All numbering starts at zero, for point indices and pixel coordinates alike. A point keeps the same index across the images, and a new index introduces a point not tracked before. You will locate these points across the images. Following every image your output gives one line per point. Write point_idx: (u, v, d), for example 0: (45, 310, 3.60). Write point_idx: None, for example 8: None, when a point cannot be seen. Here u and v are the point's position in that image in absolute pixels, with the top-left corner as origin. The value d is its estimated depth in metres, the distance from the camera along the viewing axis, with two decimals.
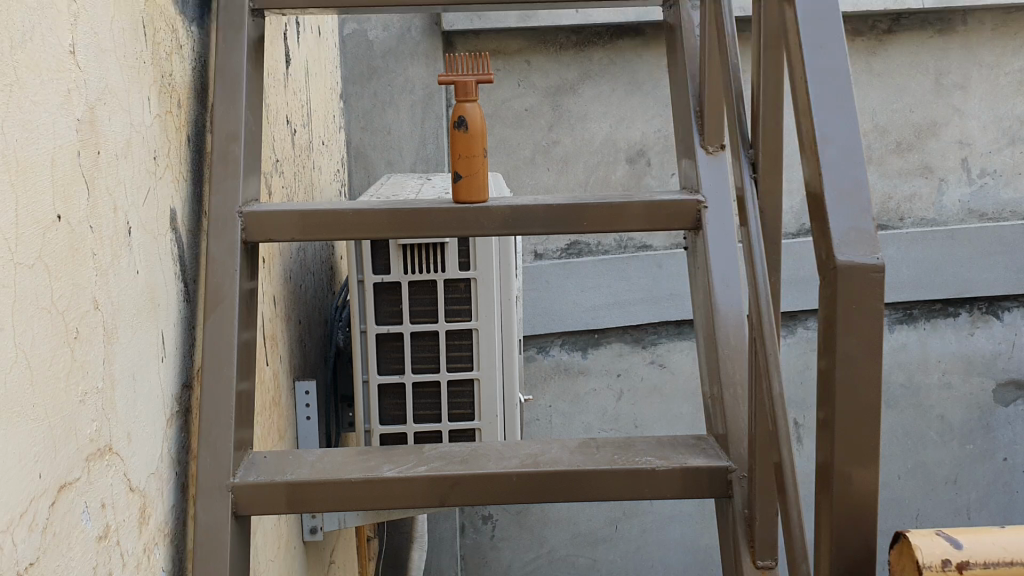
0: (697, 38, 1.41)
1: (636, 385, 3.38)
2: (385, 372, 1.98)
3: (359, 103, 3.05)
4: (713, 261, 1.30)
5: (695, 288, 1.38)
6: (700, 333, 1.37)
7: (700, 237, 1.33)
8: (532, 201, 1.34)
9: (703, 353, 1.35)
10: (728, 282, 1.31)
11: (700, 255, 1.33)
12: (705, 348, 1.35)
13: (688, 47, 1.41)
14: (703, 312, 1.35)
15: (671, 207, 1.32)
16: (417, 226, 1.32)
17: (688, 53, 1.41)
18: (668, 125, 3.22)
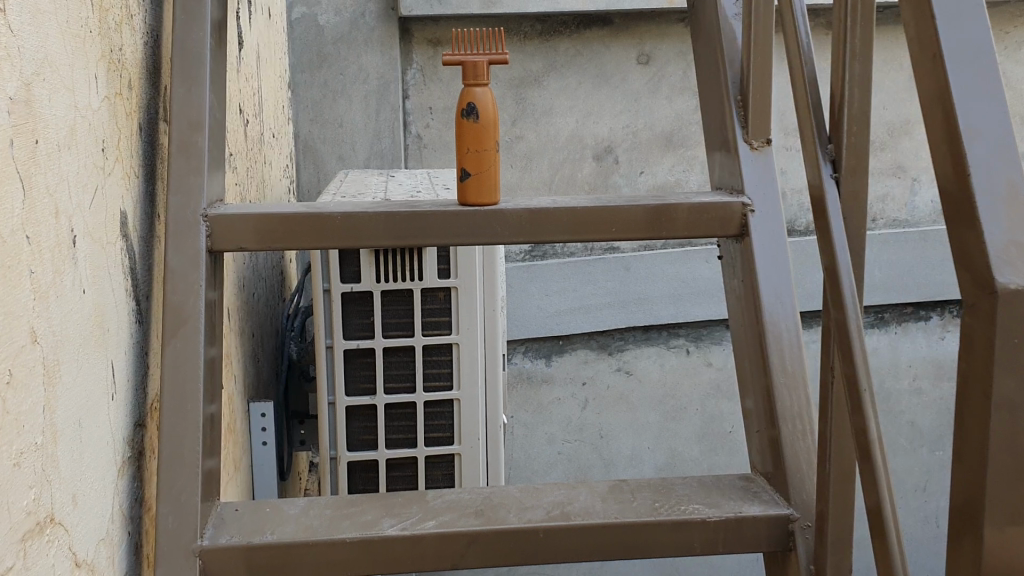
0: (734, 19, 1.24)
1: (602, 393, 3.22)
2: (354, 392, 1.77)
3: (307, 92, 2.82)
4: (761, 273, 1.14)
5: (735, 303, 1.22)
6: (739, 356, 1.20)
7: (744, 246, 1.16)
8: (550, 202, 1.14)
9: (745, 379, 1.18)
10: (780, 298, 1.14)
11: (743, 265, 1.17)
12: (747, 375, 1.18)
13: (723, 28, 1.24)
14: (746, 333, 1.18)
15: (711, 211, 1.15)
16: (419, 233, 1.11)
17: (725, 35, 1.23)
18: (636, 121, 3.07)
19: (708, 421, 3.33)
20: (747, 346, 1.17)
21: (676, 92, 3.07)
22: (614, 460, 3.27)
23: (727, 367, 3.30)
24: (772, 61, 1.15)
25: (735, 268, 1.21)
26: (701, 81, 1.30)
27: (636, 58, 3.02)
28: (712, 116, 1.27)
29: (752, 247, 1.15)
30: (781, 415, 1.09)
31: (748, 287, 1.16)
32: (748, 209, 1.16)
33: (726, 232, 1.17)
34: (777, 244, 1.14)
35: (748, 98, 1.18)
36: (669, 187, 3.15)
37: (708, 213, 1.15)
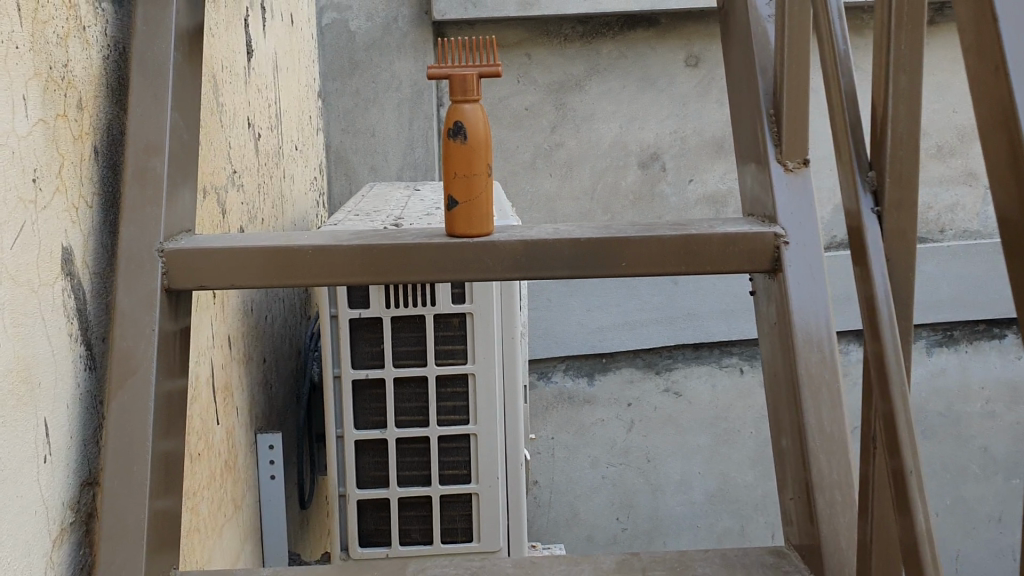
0: (767, 20, 1.09)
1: (649, 414, 3.06)
2: (364, 426, 1.65)
3: (339, 101, 2.73)
4: (795, 316, 0.97)
5: (769, 347, 1.05)
6: (774, 405, 1.04)
7: (776, 282, 1.00)
8: (552, 232, 1.01)
9: (782, 435, 1.01)
10: (819, 344, 0.97)
11: (776, 303, 1.00)
12: (783, 430, 1.01)
13: (756, 33, 1.08)
14: (780, 382, 1.01)
15: (737, 243, 0.99)
16: (400, 268, 0.98)
17: (757, 40, 1.07)
18: (684, 126, 2.91)
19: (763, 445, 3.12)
20: (781, 398, 1.01)
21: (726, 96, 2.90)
22: (662, 485, 3.10)
23: None
24: (808, 69, 0.99)
25: (768, 307, 1.05)
26: (733, 92, 1.14)
27: (684, 60, 2.86)
28: (744, 133, 1.11)
29: (786, 285, 0.98)
30: (818, 485, 0.92)
31: (782, 330, 1.00)
32: (780, 239, 0.99)
33: (756, 268, 1.00)
34: (816, 281, 0.98)
35: (781, 113, 1.02)
36: (720, 196, 2.97)
37: (733, 246, 0.99)
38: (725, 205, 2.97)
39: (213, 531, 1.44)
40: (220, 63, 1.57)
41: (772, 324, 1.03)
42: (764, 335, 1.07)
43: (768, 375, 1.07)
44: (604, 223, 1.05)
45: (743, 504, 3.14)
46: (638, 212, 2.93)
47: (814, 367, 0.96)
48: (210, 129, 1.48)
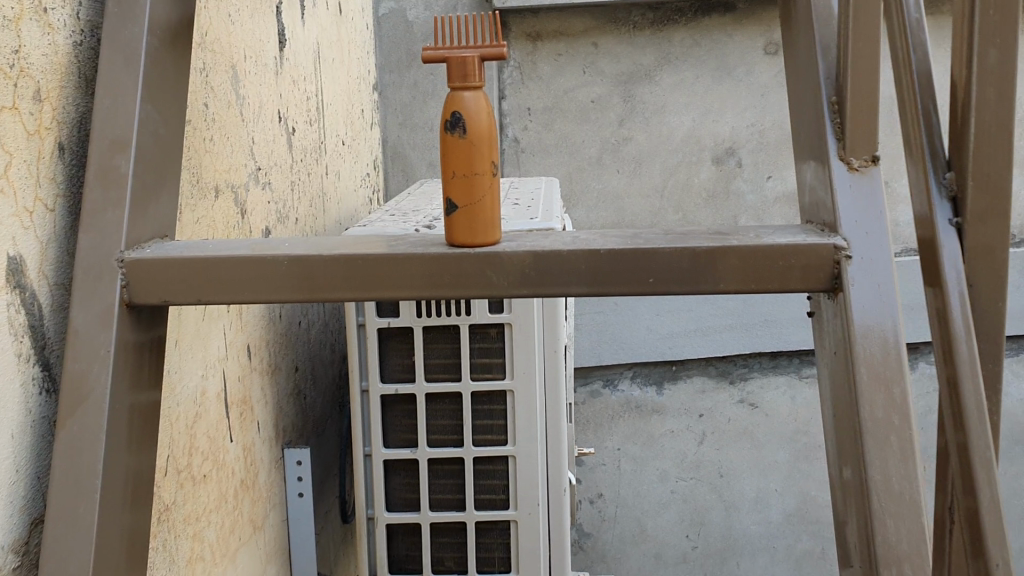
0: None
1: (722, 426, 2.87)
2: (394, 444, 1.54)
3: (397, 95, 2.64)
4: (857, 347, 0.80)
5: (828, 381, 0.87)
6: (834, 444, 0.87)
7: (838, 304, 0.82)
8: (566, 241, 0.86)
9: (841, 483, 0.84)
10: (886, 380, 0.79)
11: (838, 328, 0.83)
12: (844, 481, 0.84)
13: (817, 4, 0.90)
14: (839, 424, 0.84)
15: (788, 255, 0.82)
16: (388, 282, 0.85)
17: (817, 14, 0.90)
18: (764, 119, 2.70)
19: None
20: (841, 441, 0.83)
21: None
22: (737, 503, 2.91)
23: None
24: (877, 44, 0.82)
25: (830, 334, 0.87)
26: (790, 74, 0.96)
27: (763, 47, 2.66)
28: (801, 122, 0.93)
29: (849, 308, 0.80)
30: (883, 559, 0.75)
31: (842, 364, 0.82)
32: (842, 251, 0.81)
33: (812, 287, 0.82)
34: (886, 304, 0.80)
35: (843, 100, 0.84)
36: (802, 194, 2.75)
37: (783, 260, 0.82)
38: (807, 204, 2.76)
39: (224, 555, 1.34)
40: (243, 52, 1.46)
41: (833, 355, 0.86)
42: (824, 365, 0.90)
43: (826, 411, 0.90)
44: (633, 230, 0.89)
45: (824, 525, 2.93)
46: (711, 211, 2.75)
47: (883, 412, 0.78)
48: (228, 123, 1.37)
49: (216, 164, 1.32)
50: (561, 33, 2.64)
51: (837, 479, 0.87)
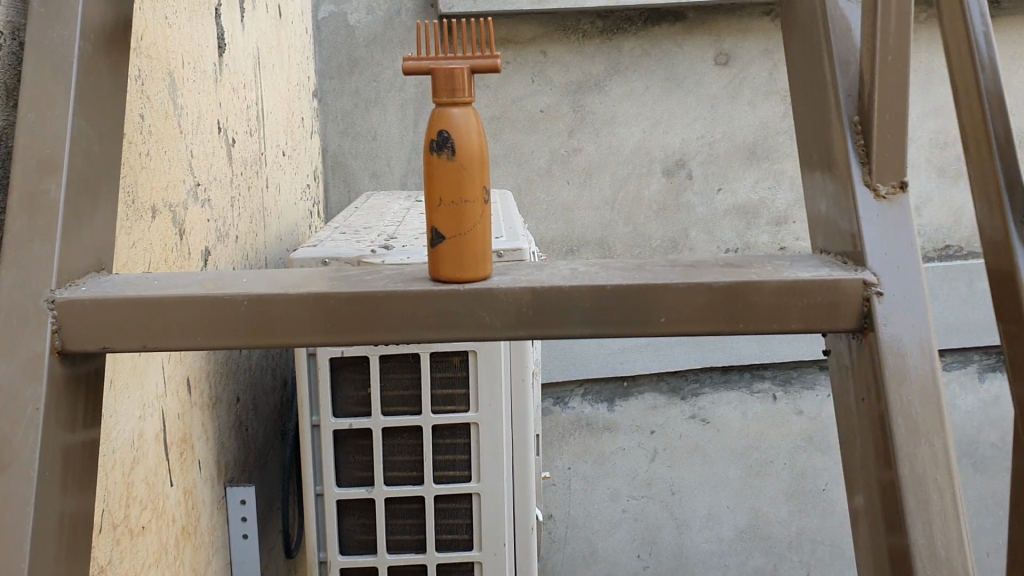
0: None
1: (674, 443, 2.81)
2: (348, 483, 1.43)
3: (338, 102, 2.53)
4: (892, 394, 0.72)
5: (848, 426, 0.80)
6: (856, 497, 0.79)
7: (867, 345, 0.75)
8: (564, 276, 0.77)
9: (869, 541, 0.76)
10: (925, 430, 0.71)
11: (866, 372, 0.75)
12: (870, 535, 0.77)
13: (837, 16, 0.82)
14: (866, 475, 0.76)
15: (803, 295, 0.74)
16: (365, 324, 0.74)
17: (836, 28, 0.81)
18: (714, 131, 2.65)
19: (797, 478, 2.86)
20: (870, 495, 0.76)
21: (760, 97, 2.64)
22: (689, 520, 2.85)
23: (820, 416, 2.83)
24: (910, 59, 0.73)
25: (851, 377, 0.79)
26: (796, 84, 0.88)
27: (713, 58, 2.60)
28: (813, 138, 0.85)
29: (882, 350, 0.73)
30: None
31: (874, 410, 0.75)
32: (871, 288, 0.74)
33: (832, 328, 0.75)
34: (920, 345, 0.73)
35: (867, 123, 0.77)
36: (752, 207, 2.71)
37: (797, 300, 0.74)
38: (758, 217, 2.71)
39: None
40: (180, 58, 1.34)
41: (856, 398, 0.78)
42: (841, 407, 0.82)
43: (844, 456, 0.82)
44: (635, 263, 0.81)
45: (776, 540, 2.89)
46: (662, 223, 2.69)
47: (926, 466, 0.71)
48: (165, 135, 1.25)
49: (152, 181, 1.20)
50: (508, 40, 2.54)
51: (857, 529, 0.79)
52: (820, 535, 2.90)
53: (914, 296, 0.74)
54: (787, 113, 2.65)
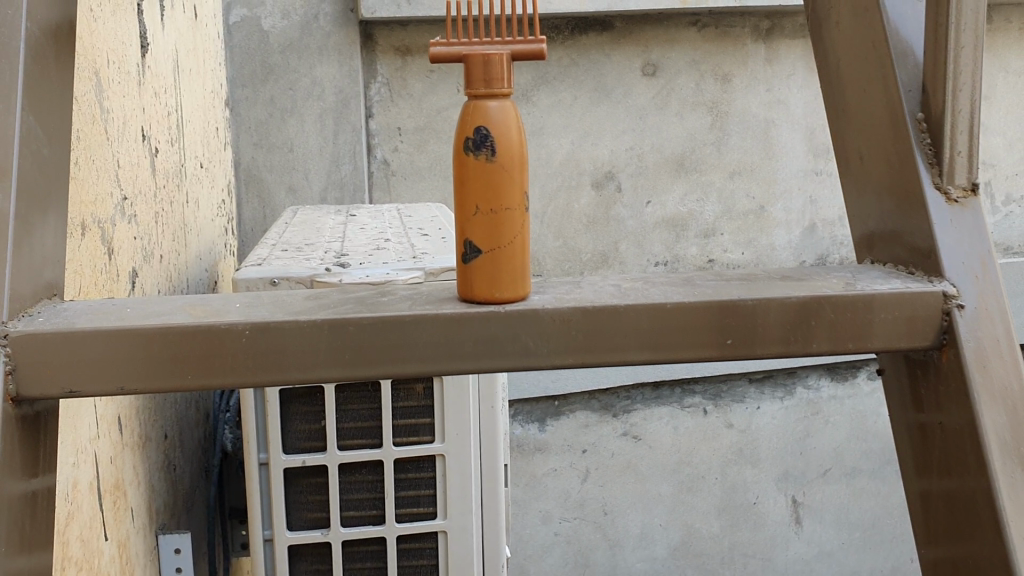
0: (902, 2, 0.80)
1: (606, 462, 2.74)
2: (300, 526, 1.29)
3: (250, 112, 2.37)
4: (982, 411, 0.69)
5: (916, 436, 0.77)
6: (922, 510, 0.77)
7: (947, 359, 0.71)
8: (612, 295, 0.68)
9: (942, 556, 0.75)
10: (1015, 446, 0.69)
11: (944, 385, 0.72)
12: (941, 549, 0.75)
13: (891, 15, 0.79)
14: (943, 492, 0.74)
15: (828, 310, 0.68)
16: (391, 352, 0.63)
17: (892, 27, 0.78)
18: (642, 142, 2.54)
19: (729, 493, 2.83)
20: (944, 509, 0.74)
21: (687, 108, 2.54)
22: (622, 540, 2.79)
23: (751, 430, 2.81)
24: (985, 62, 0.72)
25: (917, 389, 0.77)
26: (846, 82, 0.83)
27: (641, 68, 2.50)
28: (868, 139, 0.82)
29: (968, 367, 0.70)
30: None
31: (953, 426, 0.72)
32: (951, 300, 0.70)
33: (865, 348, 0.69)
34: (1003, 358, 0.71)
35: (935, 128, 0.74)
36: (681, 220, 2.61)
37: (823, 317, 0.68)
38: (686, 229, 2.61)
39: None
40: (106, 57, 1.19)
41: (927, 408, 0.75)
42: (900, 412, 0.79)
43: (905, 460, 0.80)
44: (681, 279, 0.72)
45: (708, 556, 2.86)
46: (592, 237, 2.56)
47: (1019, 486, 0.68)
48: (91, 142, 1.10)
49: (81, 194, 1.05)
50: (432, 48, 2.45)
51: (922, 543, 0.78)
52: (751, 549, 2.89)
53: (993, 306, 0.72)
54: (714, 125, 2.57)
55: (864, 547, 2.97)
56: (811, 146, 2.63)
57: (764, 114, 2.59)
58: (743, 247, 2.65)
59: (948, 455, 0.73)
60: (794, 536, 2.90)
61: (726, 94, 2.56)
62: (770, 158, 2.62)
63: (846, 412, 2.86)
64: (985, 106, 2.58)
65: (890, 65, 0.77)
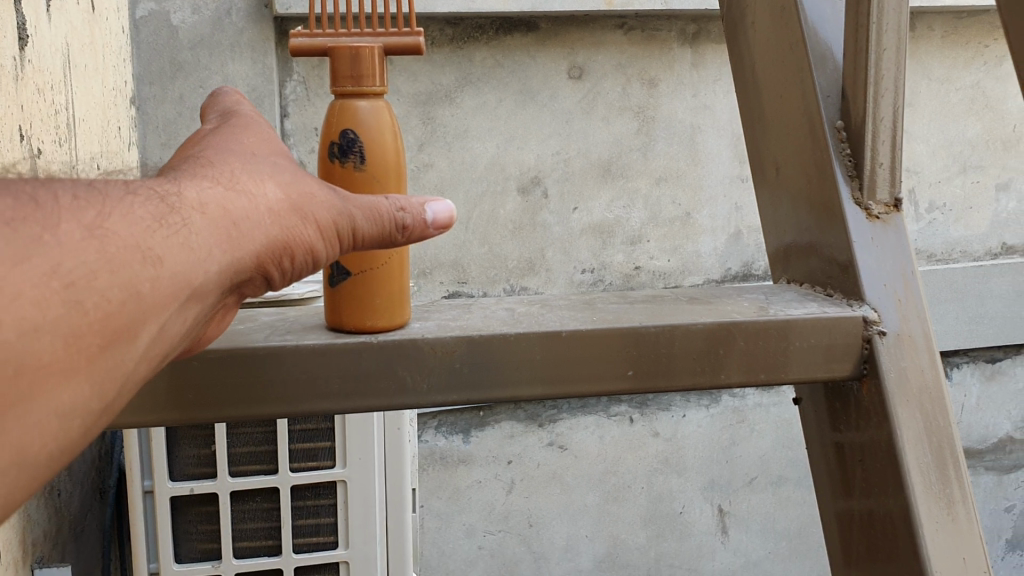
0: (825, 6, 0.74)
1: (531, 472, 2.67)
2: (189, 557, 1.30)
3: (159, 110, 2.24)
4: (908, 436, 0.64)
5: (832, 456, 0.72)
6: (837, 532, 0.72)
7: (869, 387, 0.66)
8: (502, 322, 0.64)
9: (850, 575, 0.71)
10: (942, 476, 0.64)
11: (863, 410, 0.67)
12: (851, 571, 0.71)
13: (809, 16, 0.73)
14: (861, 515, 0.69)
15: (739, 338, 0.64)
16: (241, 392, 0.60)
17: (811, 34, 0.72)
18: (568, 147, 2.48)
19: (654, 502, 2.79)
20: (861, 534, 0.69)
21: (613, 113, 2.49)
22: (547, 552, 2.73)
23: (677, 438, 2.77)
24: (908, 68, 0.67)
25: (833, 409, 0.71)
26: (764, 88, 0.78)
27: (567, 71, 2.43)
28: (785, 152, 0.76)
29: (891, 398, 0.64)
30: None
31: (871, 451, 0.67)
32: (873, 326, 0.65)
33: (779, 379, 0.64)
34: (932, 390, 0.65)
35: (855, 143, 0.69)
36: (608, 226, 2.55)
37: (732, 346, 0.64)
38: (613, 236, 2.56)
39: None
40: None
41: (843, 429, 0.70)
42: (817, 431, 0.74)
43: (820, 480, 0.74)
44: (573, 310, 0.68)
45: (634, 567, 2.82)
46: (517, 244, 2.50)
47: (946, 516, 0.63)
48: None
49: None
50: None
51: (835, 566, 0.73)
52: (677, 559, 2.85)
53: (917, 322, 0.67)
54: (640, 130, 2.52)
55: (789, 556, 2.95)
56: (737, 152, 2.59)
57: (691, 119, 2.55)
58: (669, 254, 2.61)
59: (865, 478, 0.68)
60: (720, 545, 2.88)
61: (653, 99, 2.51)
62: (695, 164, 2.58)
63: (771, 421, 2.83)
64: (908, 114, 2.57)
65: (808, 72, 0.72)
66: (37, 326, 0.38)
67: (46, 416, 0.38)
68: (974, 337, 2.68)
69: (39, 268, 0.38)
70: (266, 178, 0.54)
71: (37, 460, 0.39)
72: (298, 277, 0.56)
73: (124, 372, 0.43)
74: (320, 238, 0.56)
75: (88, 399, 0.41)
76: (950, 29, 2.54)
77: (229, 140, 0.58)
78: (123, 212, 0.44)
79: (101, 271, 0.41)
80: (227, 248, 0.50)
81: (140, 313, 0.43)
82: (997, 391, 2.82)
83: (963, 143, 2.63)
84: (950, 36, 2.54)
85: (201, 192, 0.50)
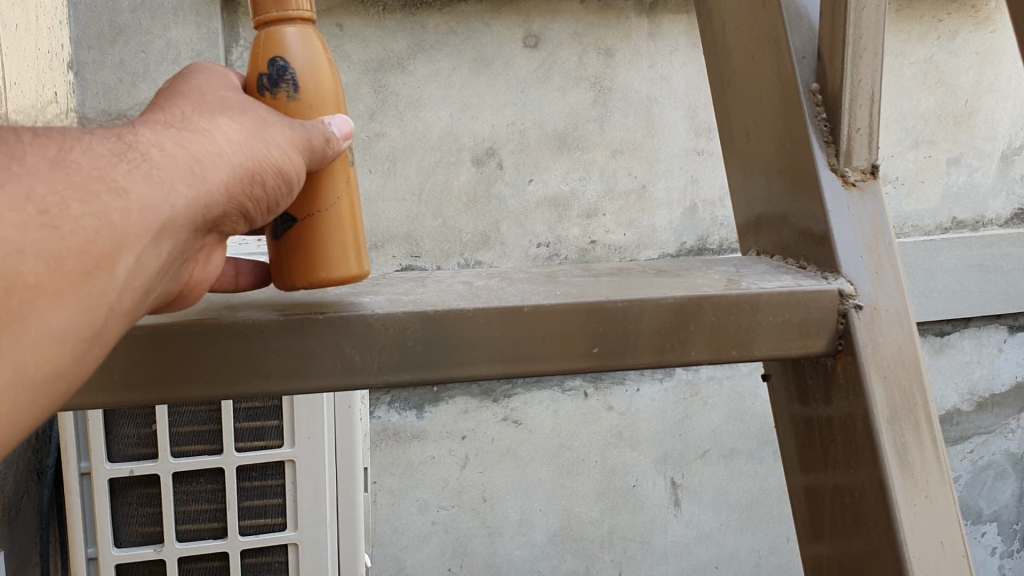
0: None
1: (485, 447, 2.64)
2: (128, 543, 1.27)
3: (97, 75, 2.13)
4: (885, 404, 0.62)
5: (801, 432, 0.69)
6: (804, 505, 0.70)
7: (843, 360, 0.63)
8: (458, 296, 0.61)
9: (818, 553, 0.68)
10: (917, 450, 0.61)
11: (834, 383, 0.65)
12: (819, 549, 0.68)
13: None
14: (830, 490, 0.66)
15: (709, 311, 0.60)
16: (175, 368, 0.56)
17: None
18: (523, 117, 2.43)
19: (608, 476, 2.78)
20: (829, 510, 0.66)
21: (569, 83, 2.44)
22: (500, 527, 2.71)
23: (631, 412, 2.76)
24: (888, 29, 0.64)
25: (803, 381, 0.69)
26: (733, 48, 0.74)
27: (522, 40, 2.38)
28: (754, 116, 0.73)
29: (866, 371, 0.62)
30: None
31: (843, 422, 0.64)
32: (848, 300, 0.62)
33: (750, 355, 0.61)
34: (905, 365, 0.63)
35: (832, 108, 0.66)
36: (563, 199, 2.51)
37: (703, 321, 0.60)
38: (569, 208, 2.52)
39: None
40: None
41: (813, 401, 0.67)
42: (786, 404, 0.71)
43: (788, 453, 0.72)
44: (530, 282, 0.64)
45: (588, 541, 2.81)
46: (471, 216, 2.45)
47: (918, 495, 0.60)
48: None
49: None
50: None
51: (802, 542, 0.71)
52: (631, 532, 2.84)
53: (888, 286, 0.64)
54: (596, 100, 2.48)
55: (741, 528, 2.96)
56: (692, 124, 2.57)
57: (647, 89, 2.52)
58: (625, 227, 2.58)
59: (835, 453, 0.65)
60: (672, 518, 2.88)
61: (609, 69, 2.46)
62: (652, 136, 2.55)
63: (724, 393, 2.83)
64: None
65: (782, 30, 0.68)
66: (22, 251, 0.40)
67: (38, 339, 0.41)
68: (924, 310, 2.71)
69: (13, 194, 0.41)
70: (220, 113, 0.54)
71: (36, 382, 0.42)
72: (274, 204, 0.56)
73: (110, 298, 0.44)
74: (287, 158, 0.56)
75: (74, 324, 0.43)
76: (905, 2, 2.53)
77: (184, 77, 0.56)
78: (80, 148, 0.46)
79: (71, 200, 0.43)
80: (194, 181, 0.49)
81: (116, 239, 0.45)
82: (946, 363, 2.85)
83: (916, 117, 2.63)
84: (905, 10, 2.53)
85: (156, 133, 0.49)
